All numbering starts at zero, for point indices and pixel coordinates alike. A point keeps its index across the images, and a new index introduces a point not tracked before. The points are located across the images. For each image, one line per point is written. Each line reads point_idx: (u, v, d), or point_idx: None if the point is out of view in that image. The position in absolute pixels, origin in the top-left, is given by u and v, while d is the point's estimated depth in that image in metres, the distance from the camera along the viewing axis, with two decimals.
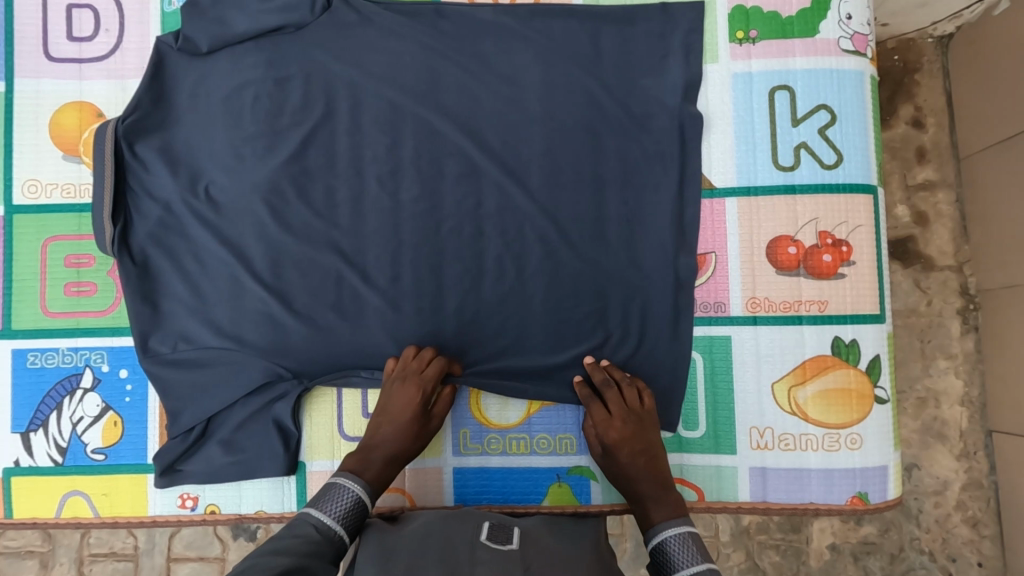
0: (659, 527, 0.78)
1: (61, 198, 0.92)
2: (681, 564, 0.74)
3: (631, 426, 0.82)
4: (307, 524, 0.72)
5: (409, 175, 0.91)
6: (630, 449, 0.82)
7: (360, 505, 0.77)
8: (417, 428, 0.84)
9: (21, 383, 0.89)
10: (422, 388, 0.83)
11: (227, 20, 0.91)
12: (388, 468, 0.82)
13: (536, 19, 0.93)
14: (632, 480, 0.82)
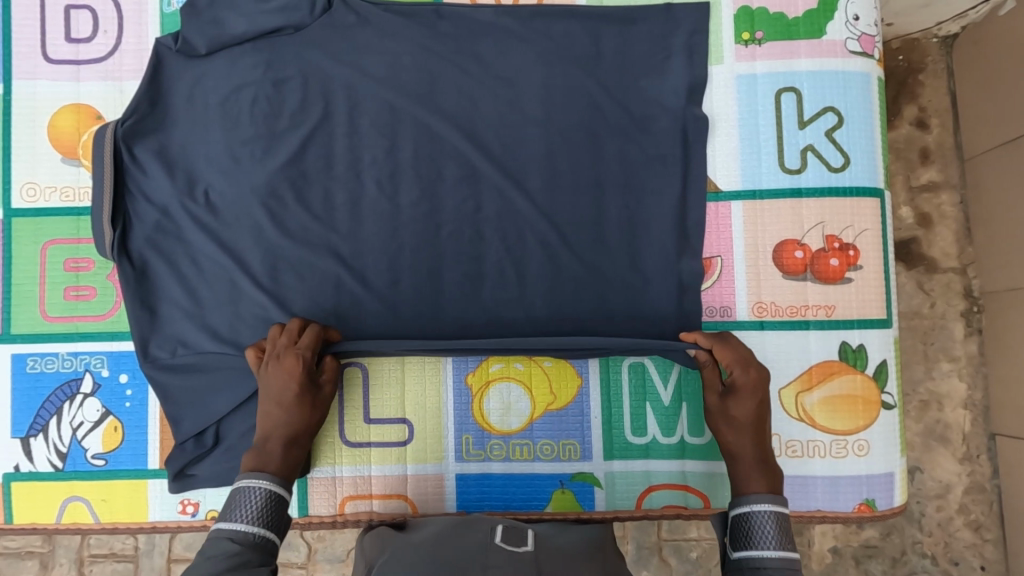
0: (759, 493, 0.71)
1: (60, 201, 0.91)
2: (763, 540, 0.68)
3: (761, 375, 0.79)
4: (220, 539, 0.67)
5: (409, 177, 0.90)
6: (752, 396, 0.78)
7: (276, 499, 0.72)
8: (308, 403, 0.80)
9: (21, 388, 0.89)
10: (301, 358, 0.79)
11: (226, 21, 0.90)
12: (292, 450, 0.78)
13: (537, 20, 0.92)
14: (742, 430, 0.77)
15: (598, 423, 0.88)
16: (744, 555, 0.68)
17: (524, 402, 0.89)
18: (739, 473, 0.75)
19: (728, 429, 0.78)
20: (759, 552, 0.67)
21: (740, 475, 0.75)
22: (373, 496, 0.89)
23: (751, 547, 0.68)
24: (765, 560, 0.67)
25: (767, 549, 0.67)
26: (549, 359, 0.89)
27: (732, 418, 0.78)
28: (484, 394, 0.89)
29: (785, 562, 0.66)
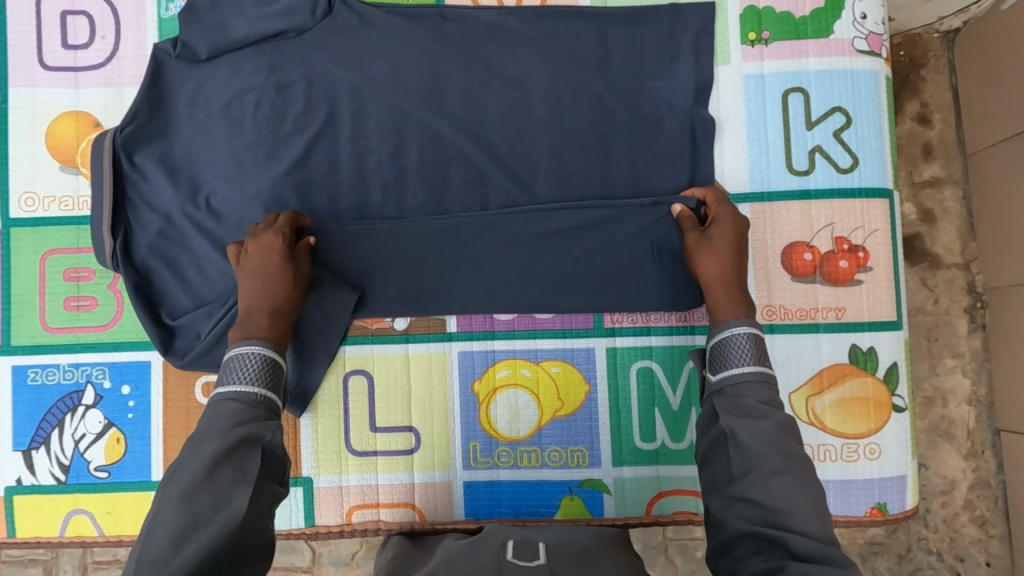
0: (733, 320, 0.73)
1: (59, 210, 0.90)
2: (739, 358, 0.69)
3: (739, 215, 0.81)
4: (224, 400, 0.67)
5: (413, 181, 0.89)
6: (730, 226, 0.80)
7: (273, 362, 0.72)
8: (289, 276, 0.79)
9: (22, 400, 0.88)
10: (278, 235, 0.80)
11: (227, 25, 0.89)
12: (279, 323, 0.77)
13: (542, 21, 0.91)
14: (720, 263, 0.78)
15: (606, 429, 0.87)
16: (723, 376, 0.69)
17: (532, 408, 0.88)
18: (718, 300, 0.76)
19: (707, 261, 0.79)
20: (736, 370, 0.68)
21: (720, 305, 0.76)
22: (380, 505, 0.88)
23: (729, 366, 0.69)
24: (743, 376, 0.68)
25: (744, 366, 0.68)
26: (556, 364, 0.88)
27: (712, 249, 0.79)
28: (491, 400, 0.88)
29: (760, 376, 0.68)
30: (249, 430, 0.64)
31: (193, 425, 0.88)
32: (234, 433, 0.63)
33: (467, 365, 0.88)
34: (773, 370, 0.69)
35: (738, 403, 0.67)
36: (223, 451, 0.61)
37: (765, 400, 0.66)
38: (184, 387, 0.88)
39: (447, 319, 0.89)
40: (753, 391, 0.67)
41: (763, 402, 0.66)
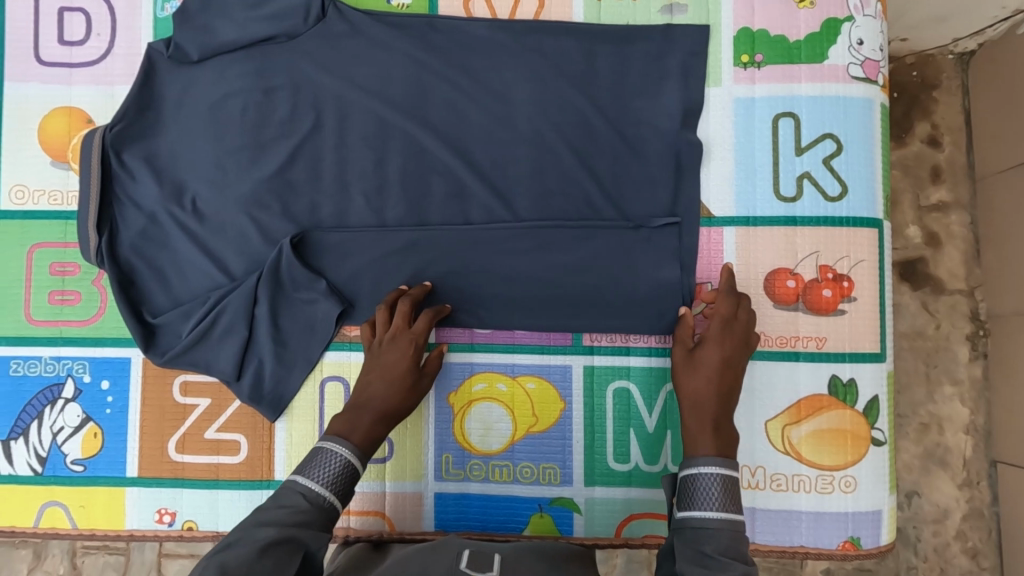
0: (708, 459, 0.71)
1: (48, 205, 0.90)
2: (706, 502, 0.69)
3: (736, 331, 0.79)
4: (295, 493, 0.71)
5: (395, 193, 0.88)
6: (718, 347, 0.78)
7: (352, 472, 0.75)
8: (406, 388, 0.81)
9: (3, 390, 0.89)
10: (414, 343, 0.81)
11: (215, 28, 0.89)
12: (379, 425, 0.79)
13: (530, 35, 0.89)
14: (700, 385, 0.77)
15: (580, 448, 0.87)
16: (684, 515, 0.69)
17: (506, 423, 0.87)
18: (693, 424, 0.75)
19: (689, 381, 0.78)
20: (700, 514, 0.68)
21: (695, 429, 0.75)
22: (350, 512, 0.88)
23: (693, 508, 0.69)
24: (705, 521, 0.68)
25: (709, 511, 0.68)
26: (533, 380, 0.87)
27: (696, 370, 0.78)
28: (465, 413, 0.88)
29: (723, 525, 0.67)
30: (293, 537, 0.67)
31: (168, 424, 0.88)
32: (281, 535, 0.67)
33: (443, 376, 0.88)
34: (739, 521, 0.68)
35: (697, 550, 0.66)
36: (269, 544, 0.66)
37: (723, 552, 0.65)
38: (162, 384, 0.89)
39: None
40: (713, 543, 0.66)
41: (722, 554, 0.65)
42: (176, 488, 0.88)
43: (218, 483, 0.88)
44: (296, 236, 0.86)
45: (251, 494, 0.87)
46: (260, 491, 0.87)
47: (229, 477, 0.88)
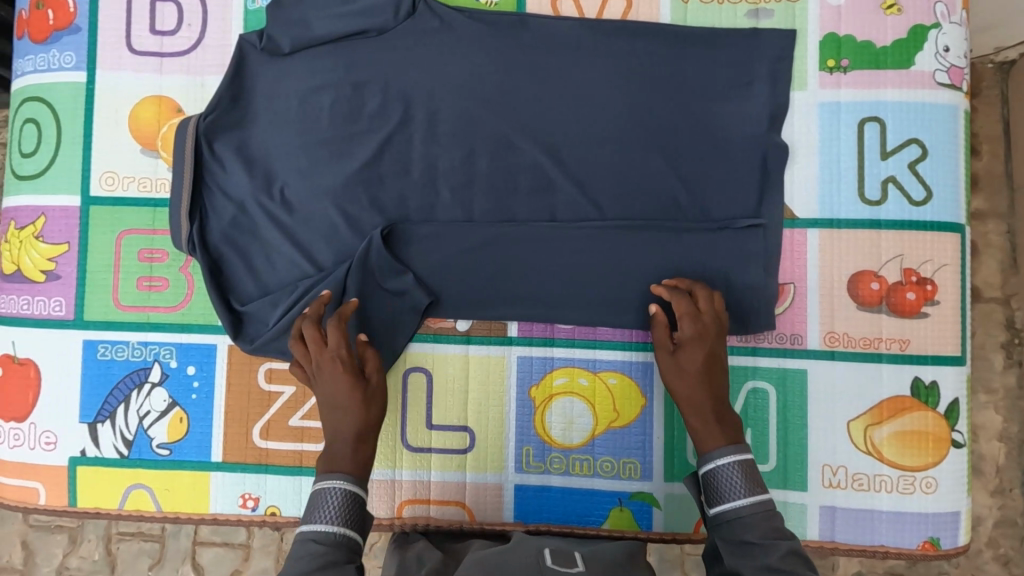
0: (719, 452, 0.76)
1: (137, 191, 0.92)
2: (732, 492, 0.74)
3: (709, 326, 0.81)
4: (307, 540, 0.70)
5: (482, 187, 0.90)
6: (700, 346, 0.80)
7: (354, 497, 0.74)
8: (357, 397, 0.80)
9: (91, 374, 0.90)
10: (341, 358, 0.79)
11: (308, 22, 0.90)
12: (364, 446, 0.80)
13: (621, 36, 0.90)
14: (697, 390, 0.80)
15: (660, 443, 0.88)
16: (721, 511, 0.74)
17: (587, 417, 0.89)
18: (698, 429, 0.79)
19: (681, 386, 0.81)
20: (731, 505, 0.73)
21: (700, 434, 0.79)
22: (430, 501, 0.89)
23: (722, 501, 0.74)
24: (741, 509, 0.72)
25: (738, 500, 0.73)
26: (614, 376, 0.89)
27: (686, 373, 0.80)
28: (547, 407, 0.89)
29: (758, 507, 0.72)
30: None
31: (254, 410, 0.89)
32: None
33: (525, 370, 0.90)
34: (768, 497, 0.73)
35: (739, 538, 0.71)
36: None
37: (768, 533, 0.70)
38: (250, 368, 0.90)
39: (508, 323, 0.90)
40: (755, 528, 0.71)
41: (767, 535, 0.70)
42: (260, 473, 0.89)
43: (302, 470, 0.89)
44: (387, 230, 0.88)
45: None
46: None
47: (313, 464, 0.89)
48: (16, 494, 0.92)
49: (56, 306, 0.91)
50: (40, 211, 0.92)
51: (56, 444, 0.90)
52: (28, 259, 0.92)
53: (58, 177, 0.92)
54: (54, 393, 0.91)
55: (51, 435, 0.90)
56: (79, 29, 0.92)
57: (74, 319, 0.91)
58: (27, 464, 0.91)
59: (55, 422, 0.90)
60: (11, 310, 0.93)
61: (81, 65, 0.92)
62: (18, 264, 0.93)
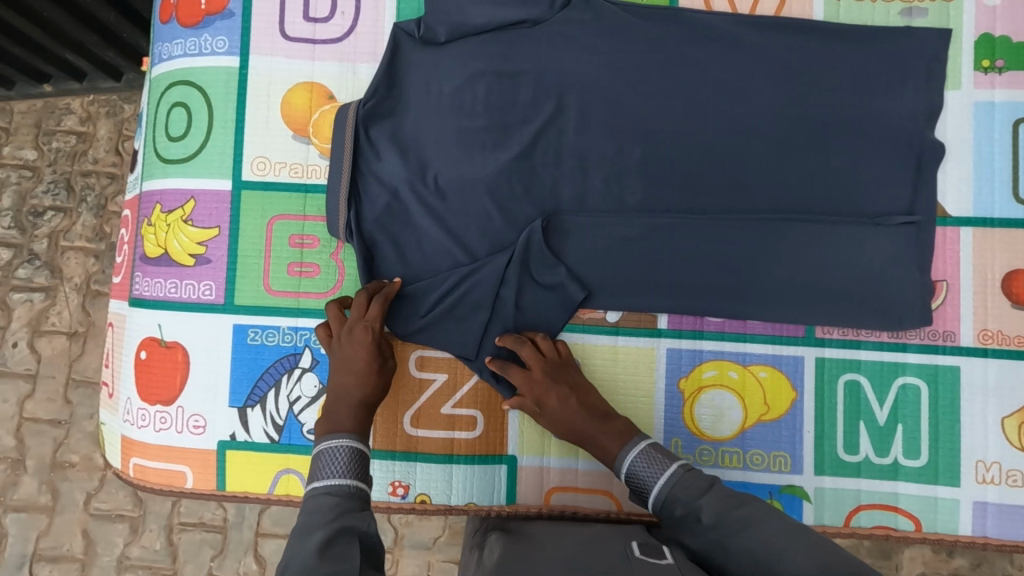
0: (620, 453, 0.79)
1: (288, 177, 0.92)
2: (649, 479, 0.75)
3: (547, 376, 0.84)
4: (321, 494, 0.70)
5: (634, 179, 0.91)
6: (525, 383, 0.84)
7: (359, 453, 0.76)
8: (372, 369, 0.83)
9: (241, 358, 0.90)
10: (370, 329, 0.84)
11: (467, 11, 0.90)
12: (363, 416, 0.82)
13: (776, 31, 0.91)
14: (577, 427, 0.83)
15: (810, 436, 0.89)
16: (653, 505, 0.74)
17: (737, 411, 0.89)
18: (603, 456, 0.82)
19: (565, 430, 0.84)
20: (655, 492, 0.74)
21: (601, 445, 0.82)
22: (577, 490, 0.89)
23: (650, 493, 0.75)
24: (665, 489, 0.74)
25: (655, 484, 0.74)
26: (764, 369, 0.89)
27: (564, 426, 0.83)
28: (696, 399, 0.90)
29: (674, 479, 0.74)
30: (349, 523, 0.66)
31: (405, 397, 0.90)
32: (335, 525, 0.65)
33: (675, 361, 0.90)
34: (678, 465, 0.75)
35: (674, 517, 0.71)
36: (328, 536, 0.63)
37: (689, 499, 0.71)
38: (402, 355, 0.91)
39: (658, 316, 0.91)
40: (679, 500, 0.72)
41: (688, 501, 0.71)
42: (412, 461, 0.90)
43: (455, 458, 0.90)
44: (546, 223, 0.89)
45: (485, 470, 0.89)
46: (494, 467, 0.89)
47: (464, 452, 0.89)
48: (163, 478, 0.92)
49: (205, 290, 0.91)
50: (189, 194, 0.92)
51: (205, 428, 0.91)
52: (176, 242, 0.92)
53: (209, 161, 0.92)
54: (203, 377, 0.91)
55: (200, 418, 0.91)
56: (232, 14, 0.92)
57: (224, 304, 0.91)
58: (176, 447, 0.91)
59: (204, 406, 0.91)
60: (157, 293, 0.93)
61: (235, 50, 0.92)
62: (165, 247, 0.93)
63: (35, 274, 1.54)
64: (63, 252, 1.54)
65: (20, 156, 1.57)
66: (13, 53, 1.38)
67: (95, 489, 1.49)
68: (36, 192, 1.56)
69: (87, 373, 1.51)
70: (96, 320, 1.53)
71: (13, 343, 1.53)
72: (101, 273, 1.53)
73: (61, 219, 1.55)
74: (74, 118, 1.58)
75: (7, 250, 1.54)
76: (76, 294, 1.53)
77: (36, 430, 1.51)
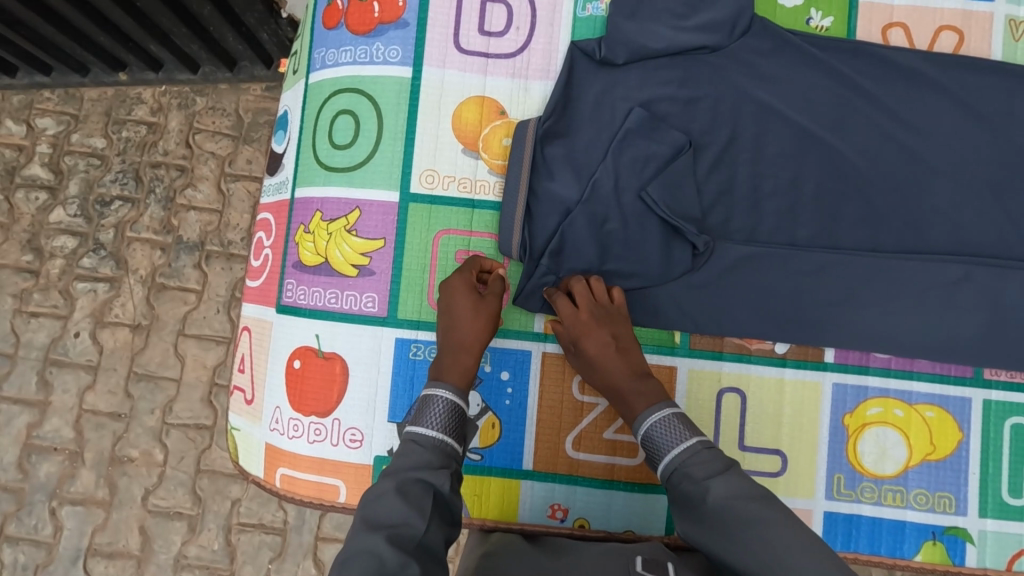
0: (641, 418, 0.78)
1: (456, 191, 0.91)
2: (664, 449, 0.75)
3: (593, 321, 0.82)
4: (409, 442, 0.73)
5: (808, 211, 0.90)
6: (575, 328, 0.82)
7: (456, 407, 0.76)
8: (474, 308, 0.83)
9: (401, 373, 0.90)
10: (466, 279, 0.85)
11: (650, 33, 0.90)
12: (465, 357, 0.82)
13: (956, 69, 0.91)
14: (599, 373, 0.82)
15: (975, 479, 0.89)
16: (664, 469, 0.74)
17: (901, 449, 0.89)
18: (621, 409, 0.81)
19: (594, 348, 0.82)
20: (665, 462, 0.74)
21: (624, 407, 0.81)
22: None
23: (659, 462, 0.75)
24: (680, 457, 0.73)
25: (670, 452, 0.74)
26: (932, 409, 0.89)
27: (590, 365, 0.83)
28: (860, 436, 0.89)
29: (688, 453, 0.73)
30: (422, 477, 0.70)
31: (567, 419, 0.89)
32: (409, 476, 0.69)
33: (839, 398, 0.90)
34: (698, 439, 0.74)
35: (679, 490, 0.72)
36: (399, 486, 0.68)
37: (701, 476, 0.71)
38: (564, 376, 0.89)
39: (825, 350, 0.91)
40: (691, 472, 0.72)
41: (700, 477, 0.71)
42: (570, 484, 0.89)
43: (614, 483, 0.89)
44: (710, 242, 0.87)
45: (646, 498, 0.89)
46: (655, 494, 0.89)
47: (625, 478, 0.89)
48: (313, 490, 0.91)
49: (367, 302, 0.90)
50: (354, 204, 0.91)
51: (361, 442, 0.90)
52: (339, 252, 0.91)
53: (377, 172, 0.91)
54: (362, 390, 0.90)
55: (356, 432, 0.90)
56: (407, 24, 0.92)
57: (386, 317, 0.90)
58: (329, 460, 0.90)
59: (361, 419, 0.90)
60: (314, 302, 0.92)
61: (408, 60, 0.92)
62: (326, 256, 0.91)
63: (100, 265, 1.50)
64: (129, 243, 1.51)
65: (89, 144, 1.54)
66: (96, 41, 1.39)
67: (154, 486, 1.44)
68: (104, 180, 1.52)
69: (150, 368, 1.47)
70: (159, 314, 1.49)
71: (74, 333, 1.49)
72: (167, 266, 1.50)
73: (128, 210, 1.52)
74: (145, 108, 1.55)
75: (71, 239, 1.51)
76: (141, 286, 1.49)
77: (95, 423, 1.46)
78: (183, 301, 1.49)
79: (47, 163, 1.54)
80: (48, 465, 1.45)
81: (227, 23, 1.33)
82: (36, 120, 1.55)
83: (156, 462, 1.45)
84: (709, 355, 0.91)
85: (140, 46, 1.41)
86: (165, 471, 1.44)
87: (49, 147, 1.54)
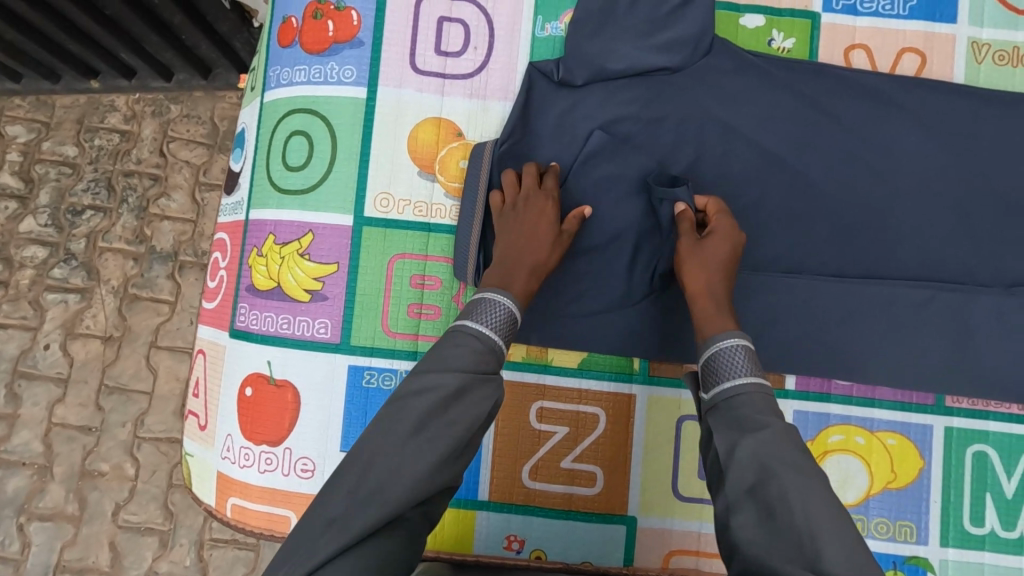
0: (735, 329, 0.73)
1: (412, 215, 0.89)
2: (735, 372, 0.68)
3: (734, 237, 0.81)
4: (466, 335, 0.69)
5: (773, 234, 0.89)
6: (718, 233, 0.80)
7: (512, 319, 0.73)
8: (549, 235, 0.81)
9: (354, 400, 0.88)
10: (548, 200, 0.83)
11: (609, 54, 0.88)
12: (528, 275, 0.79)
13: (918, 92, 0.90)
14: (709, 271, 0.79)
15: (935, 508, 0.88)
16: (726, 391, 0.68)
17: (863, 476, 0.88)
18: (709, 313, 0.76)
19: (720, 254, 0.80)
20: (732, 383, 0.68)
21: (712, 317, 0.76)
22: (700, 553, 0.88)
23: (724, 380, 0.69)
24: (745, 389, 0.67)
25: (740, 378, 0.68)
26: (893, 436, 0.88)
27: (704, 263, 0.79)
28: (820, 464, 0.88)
29: (758, 389, 0.67)
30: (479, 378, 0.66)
31: (525, 448, 0.87)
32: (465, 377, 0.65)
33: (801, 425, 0.89)
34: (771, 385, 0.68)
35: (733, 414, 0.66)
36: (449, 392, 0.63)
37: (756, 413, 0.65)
38: (521, 404, 0.88)
39: (786, 376, 0.89)
40: (751, 404, 0.66)
41: (757, 412, 0.65)
42: (526, 515, 0.87)
43: (572, 514, 0.87)
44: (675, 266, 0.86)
45: (604, 529, 0.87)
46: (612, 525, 0.87)
47: (582, 508, 0.87)
48: (262, 521, 0.88)
49: (319, 328, 0.88)
50: (307, 227, 0.89)
51: (313, 471, 0.88)
52: (291, 276, 0.89)
53: (332, 194, 0.89)
54: (313, 418, 0.88)
55: (308, 462, 0.88)
56: (362, 43, 0.90)
57: (339, 343, 0.88)
58: (280, 490, 0.88)
59: (313, 448, 0.88)
60: (266, 328, 0.90)
61: (363, 81, 0.90)
62: (278, 281, 0.89)
63: (71, 275, 1.47)
64: (101, 253, 1.48)
65: (60, 152, 1.51)
66: (67, 48, 1.35)
67: (125, 501, 1.41)
68: (75, 189, 1.49)
69: (122, 380, 1.44)
70: (132, 325, 1.46)
71: (44, 346, 1.46)
72: (140, 276, 1.47)
73: (100, 219, 1.49)
74: (118, 116, 1.52)
75: (42, 248, 1.48)
76: (114, 297, 1.46)
77: (65, 436, 1.43)
78: (157, 311, 1.46)
79: (17, 171, 1.50)
80: (17, 479, 1.42)
81: (201, 31, 1.30)
82: (5, 127, 1.52)
83: (128, 476, 1.42)
84: (668, 383, 0.89)
85: (111, 53, 1.37)
86: (136, 485, 1.41)
87: (19, 155, 1.51)
